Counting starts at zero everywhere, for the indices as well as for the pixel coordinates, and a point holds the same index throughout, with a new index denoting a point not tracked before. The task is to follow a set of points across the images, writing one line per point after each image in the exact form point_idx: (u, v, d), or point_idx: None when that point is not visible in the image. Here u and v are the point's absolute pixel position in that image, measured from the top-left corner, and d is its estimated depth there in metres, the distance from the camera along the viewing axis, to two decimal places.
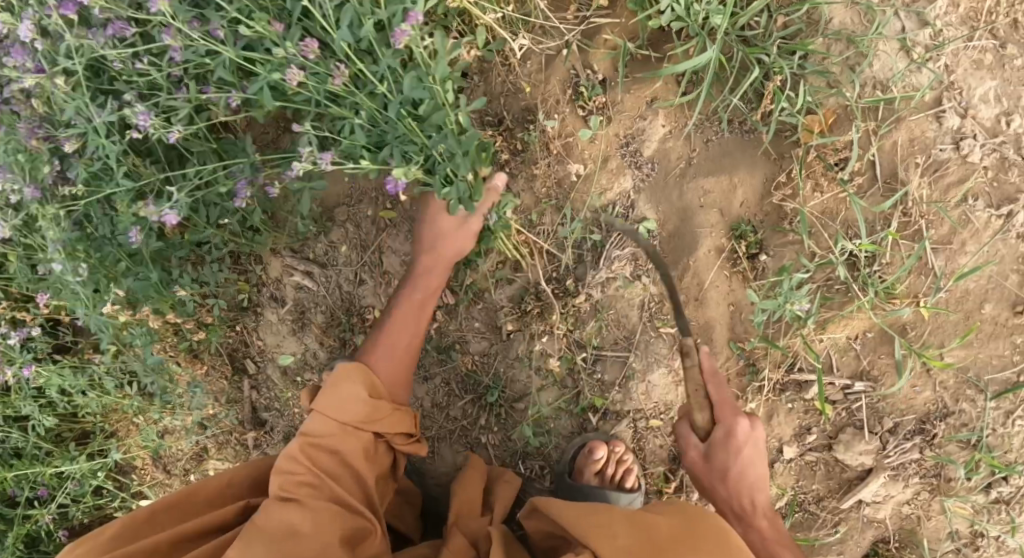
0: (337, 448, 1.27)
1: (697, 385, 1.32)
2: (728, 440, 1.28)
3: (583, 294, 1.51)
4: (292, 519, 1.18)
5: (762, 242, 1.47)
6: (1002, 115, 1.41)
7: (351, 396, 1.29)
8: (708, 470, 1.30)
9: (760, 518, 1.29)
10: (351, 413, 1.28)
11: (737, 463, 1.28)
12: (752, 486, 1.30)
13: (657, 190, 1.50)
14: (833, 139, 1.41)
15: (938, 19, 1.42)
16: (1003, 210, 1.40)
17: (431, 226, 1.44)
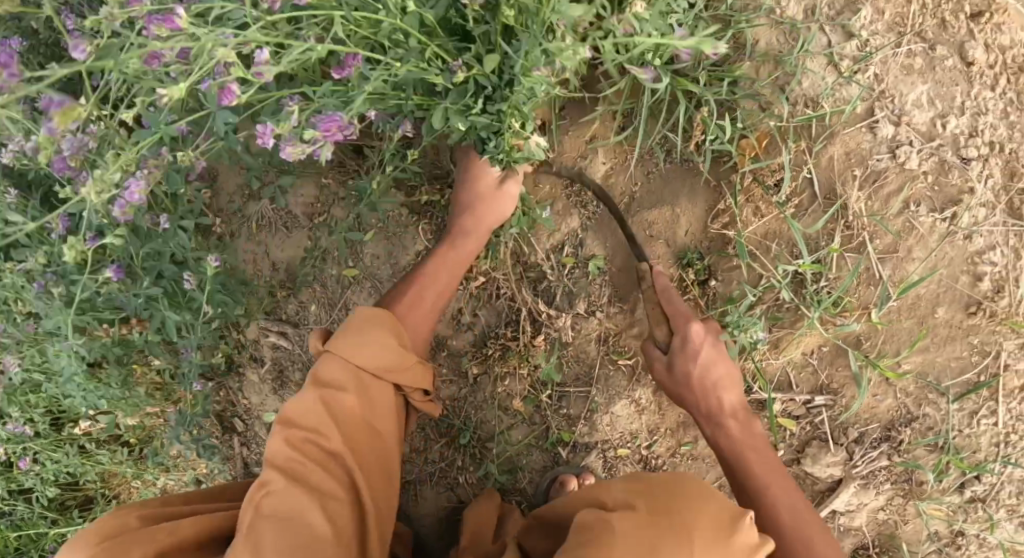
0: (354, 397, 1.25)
1: (654, 303, 1.39)
2: (683, 346, 1.33)
3: (543, 333, 1.54)
4: (298, 504, 1.16)
5: (710, 268, 1.48)
6: (937, 118, 1.41)
7: (375, 343, 1.27)
8: (673, 379, 1.35)
9: (730, 418, 1.33)
10: (374, 359, 1.26)
11: (698, 366, 1.33)
12: (717, 386, 1.34)
13: (604, 227, 1.52)
14: (766, 163, 1.42)
15: (864, 29, 1.42)
16: (947, 213, 1.41)
17: (471, 188, 1.45)
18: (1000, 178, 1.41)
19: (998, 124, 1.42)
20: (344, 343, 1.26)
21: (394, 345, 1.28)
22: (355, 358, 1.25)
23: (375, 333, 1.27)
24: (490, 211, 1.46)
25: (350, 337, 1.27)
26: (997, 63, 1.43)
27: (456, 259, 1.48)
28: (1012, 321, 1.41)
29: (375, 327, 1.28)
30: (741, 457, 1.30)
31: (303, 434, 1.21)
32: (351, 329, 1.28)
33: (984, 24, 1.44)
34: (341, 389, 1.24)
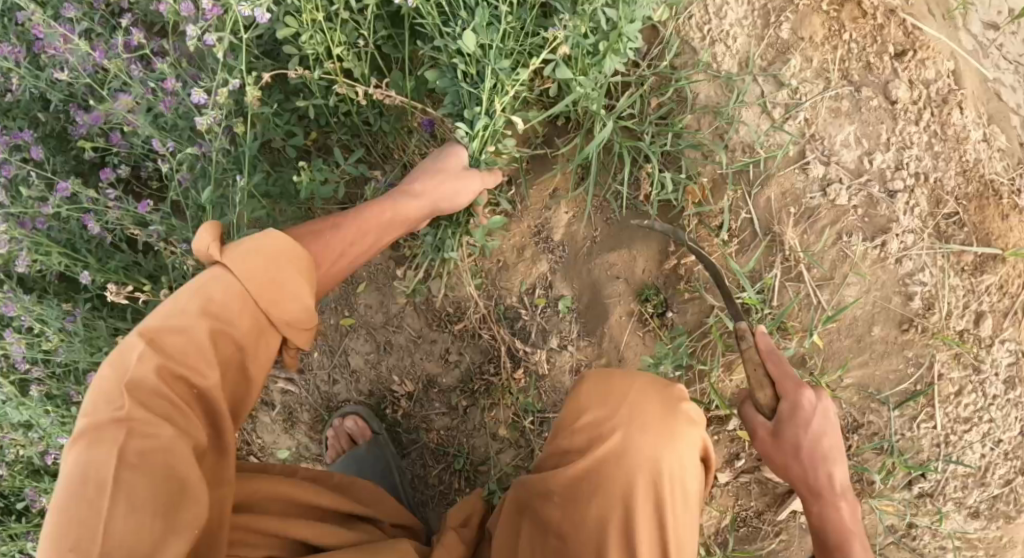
0: (243, 340, 1.03)
1: (758, 360, 1.30)
2: (794, 414, 1.24)
3: (522, 367, 1.72)
4: (170, 448, 0.94)
5: (666, 301, 1.64)
6: (864, 155, 1.53)
7: (287, 286, 1.05)
8: (777, 447, 1.26)
9: (840, 499, 1.24)
10: (280, 306, 1.05)
11: (806, 436, 1.23)
12: (828, 459, 1.25)
13: (570, 269, 1.69)
14: (709, 208, 1.57)
15: (794, 77, 1.55)
16: (877, 241, 1.54)
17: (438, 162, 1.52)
18: (926, 206, 1.54)
19: (922, 155, 1.54)
20: (242, 262, 1.04)
21: (307, 299, 1.07)
22: (262, 293, 1.03)
23: (285, 268, 1.05)
24: (451, 185, 1.50)
25: (253, 260, 1.04)
26: (920, 98, 1.55)
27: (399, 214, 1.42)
28: (944, 335, 1.55)
29: (285, 262, 1.06)
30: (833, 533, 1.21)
31: (175, 368, 0.97)
32: (255, 250, 1.05)
33: (907, 63, 1.55)
34: (230, 324, 1.01)
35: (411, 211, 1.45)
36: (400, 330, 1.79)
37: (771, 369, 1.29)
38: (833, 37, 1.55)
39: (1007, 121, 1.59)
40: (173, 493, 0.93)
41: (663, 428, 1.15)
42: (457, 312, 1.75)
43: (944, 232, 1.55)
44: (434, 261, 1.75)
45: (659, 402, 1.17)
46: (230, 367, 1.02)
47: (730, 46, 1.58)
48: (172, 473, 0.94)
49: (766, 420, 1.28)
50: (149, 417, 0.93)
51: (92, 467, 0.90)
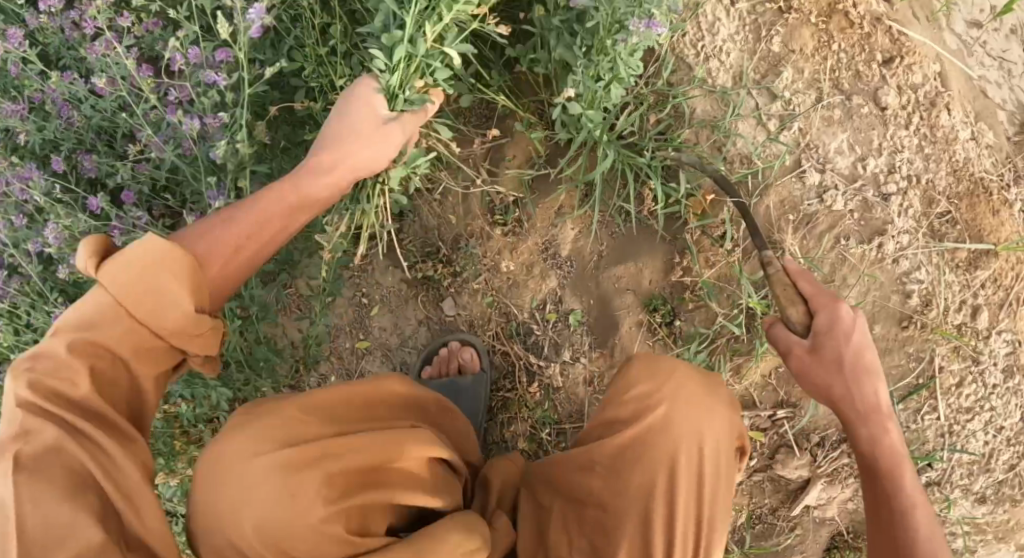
0: (127, 348, 0.94)
1: (788, 282, 1.25)
2: (830, 331, 1.21)
3: (537, 382, 1.78)
4: (74, 455, 0.88)
5: (674, 310, 1.70)
6: (858, 161, 1.59)
7: (161, 293, 0.93)
8: (818, 362, 1.22)
9: (888, 421, 1.21)
10: (155, 312, 0.93)
11: (850, 350, 1.20)
12: (871, 375, 1.21)
13: (578, 284, 1.74)
14: (711, 221, 1.63)
15: (786, 88, 1.60)
16: (875, 243, 1.60)
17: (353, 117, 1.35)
18: (920, 207, 1.60)
19: (913, 158, 1.59)
20: (116, 277, 0.92)
21: (188, 307, 0.94)
22: (135, 303, 0.92)
23: (159, 276, 0.92)
24: (370, 146, 1.34)
25: (128, 267, 0.92)
26: (908, 103, 1.60)
27: (327, 172, 1.28)
28: (943, 330, 1.61)
29: (164, 270, 0.93)
30: (881, 453, 1.20)
31: (74, 386, 0.90)
32: (127, 263, 0.92)
33: (895, 69, 1.61)
34: (111, 336, 0.92)
35: (304, 191, 1.23)
36: (416, 351, 1.84)
37: (804, 288, 1.26)
38: (823, 48, 1.60)
39: (994, 118, 1.67)
40: (82, 491, 0.88)
41: (700, 403, 1.20)
42: (471, 330, 1.80)
43: (938, 230, 1.60)
44: (445, 282, 1.80)
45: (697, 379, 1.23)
46: (124, 372, 0.95)
47: (723, 61, 1.63)
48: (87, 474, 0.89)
49: (801, 340, 1.23)
50: (68, 435, 0.88)
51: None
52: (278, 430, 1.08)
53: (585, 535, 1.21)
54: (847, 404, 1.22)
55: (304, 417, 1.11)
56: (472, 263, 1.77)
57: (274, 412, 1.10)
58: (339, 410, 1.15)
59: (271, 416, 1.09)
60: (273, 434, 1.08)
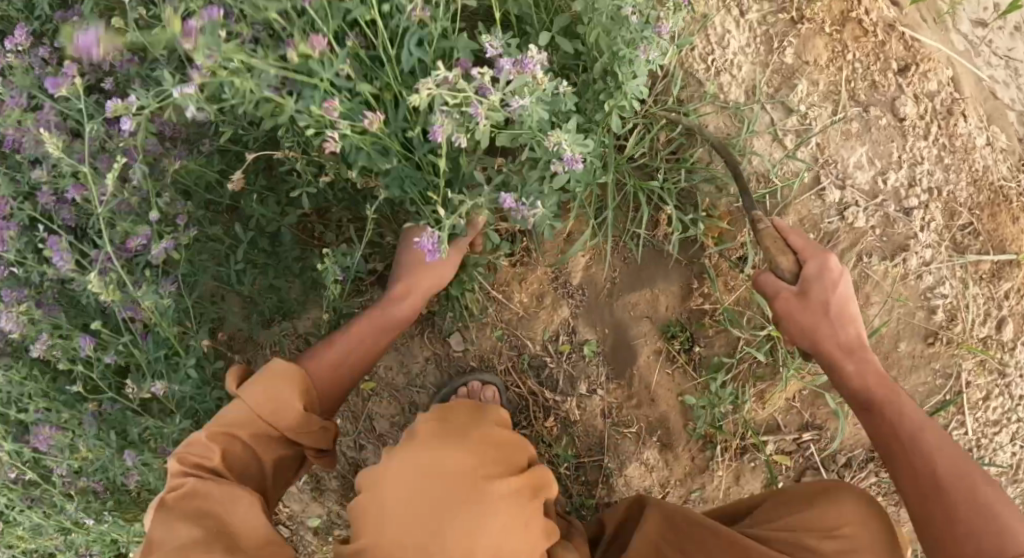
0: (253, 442, 1.14)
1: (777, 235, 1.26)
2: (816, 272, 1.20)
3: (553, 417, 1.70)
4: (216, 510, 1.07)
5: (693, 336, 1.63)
6: (878, 175, 1.53)
7: (285, 402, 1.14)
8: (807, 304, 1.20)
9: (869, 355, 1.19)
10: (277, 415, 1.14)
11: (835, 291, 1.19)
12: (855, 319, 1.20)
13: (592, 313, 1.67)
14: (729, 245, 1.58)
15: (802, 102, 1.54)
16: (897, 259, 1.55)
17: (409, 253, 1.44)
18: (941, 220, 1.55)
19: (933, 169, 1.54)
20: (252, 392, 1.14)
21: (296, 408, 1.14)
22: (266, 414, 1.13)
23: (283, 392, 1.14)
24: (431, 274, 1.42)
25: (263, 379, 1.15)
26: (926, 112, 1.55)
27: (420, 286, 1.42)
28: (969, 344, 1.57)
29: (286, 381, 1.15)
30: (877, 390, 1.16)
31: (209, 453, 1.10)
32: (261, 379, 1.15)
33: (911, 77, 1.55)
34: (243, 430, 1.13)
35: (400, 311, 1.39)
36: (425, 389, 1.75)
37: (795, 242, 1.27)
38: (837, 58, 1.54)
39: (1003, 119, 1.66)
40: (215, 535, 1.05)
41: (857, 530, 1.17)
42: (480, 365, 1.72)
43: (960, 243, 1.56)
44: (451, 316, 1.71)
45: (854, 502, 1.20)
46: (245, 464, 1.14)
47: (735, 75, 1.56)
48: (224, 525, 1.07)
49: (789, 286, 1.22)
50: (202, 487, 1.07)
51: (170, 534, 1.05)
52: (439, 475, 1.13)
53: None
54: (832, 347, 1.18)
55: (480, 452, 1.18)
56: (480, 296, 1.68)
57: (459, 447, 1.17)
58: (517, 458, 1.23)
59: (448, 454, 1.15)
60: (446, 472, 1.14)
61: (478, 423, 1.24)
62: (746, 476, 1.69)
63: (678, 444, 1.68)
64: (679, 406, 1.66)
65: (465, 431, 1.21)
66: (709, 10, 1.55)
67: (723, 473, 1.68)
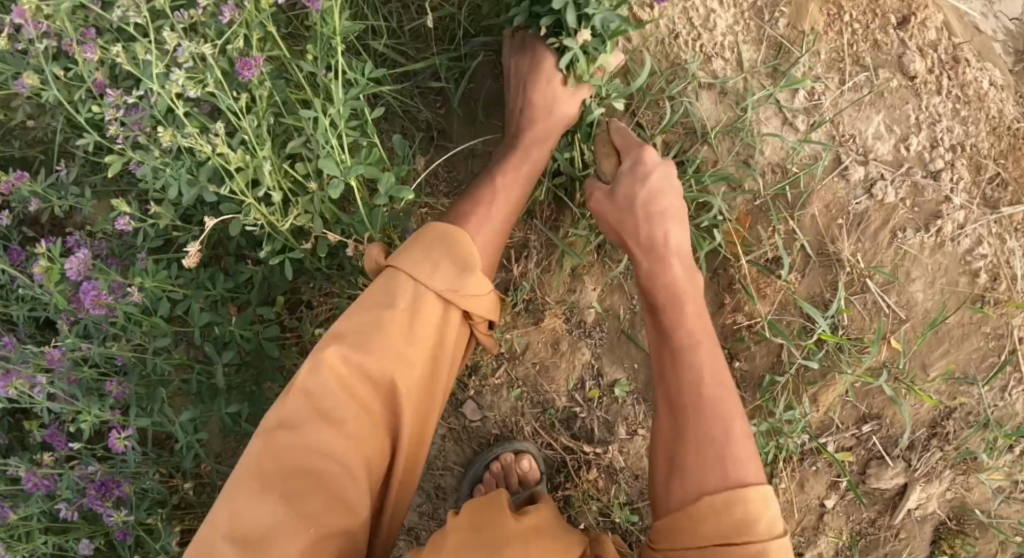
0: (414, 325, 1.10)
1: (607, 137, 1.33)
2: (636, 165, 1.25)
3: (594, 468, 1.53)
4: (318, 449, 1.04)
5: (731, 351, 1.50)
6: (899, 143, 1.42)
7: (437, 261, 1.12)
8: (613, 201, 1.25)
9: (684, 299, 1.17)
10: (435, 283, 1.11)
11: (645, 189, 1.23)
12: (664, 217, 1.22)
13: (616, 349, 1.51)
14: (759, 249, 1.44)
15: (807, 76, 1.43)
16: (933, 228, 1.43)
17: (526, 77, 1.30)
18: (969, 176, 1.43)
19: (952, 125, 1.43)
20: (416, 266, 1.11)
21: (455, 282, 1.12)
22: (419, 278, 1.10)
23: (431, 256, 1.12)
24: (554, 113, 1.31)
25: (416, 257, 1.12)
26: (934, 65, 1.44)
27: (547, 133, 1.32)
28: (1015, 301, 1.44)
29: (442, 247, 1.13)
30: (675, 339, 1.14)
31: (351, 357, 1.07)
32: (416, 246, 1.13)
33: (912, 29, 1.44)
34: (402, 311, 1.10)
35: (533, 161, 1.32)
36: (449, 470, 1.58)
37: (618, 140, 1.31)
38: (835, 22, 1.43)
39: (992, 53, 1.48)
40: (318, 477, 1.04)
41: (694, 465, 1.03)
42: (504, 428, 1.55)
43: (990, 198, 1.44)
44: (463, 382, 1.55)
45: (662, 462, 1.07)
46: (393, 364, 1.08)
47: (728, 57, 1.44)
48: (330, 473, 1.04)
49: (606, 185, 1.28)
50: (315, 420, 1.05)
51: (235, 506, 1.01)
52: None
53: (687, 459, 1.04)
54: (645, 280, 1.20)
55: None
56: (486, 354, 1.53)
57: None
58: None
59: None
60: None
61: (535, 539, 1.04)
62: (810, 481, 1.56)
63: None
64: None
65: (498, 547, 1.01)
66: None
67: (785, 481, 1.56)
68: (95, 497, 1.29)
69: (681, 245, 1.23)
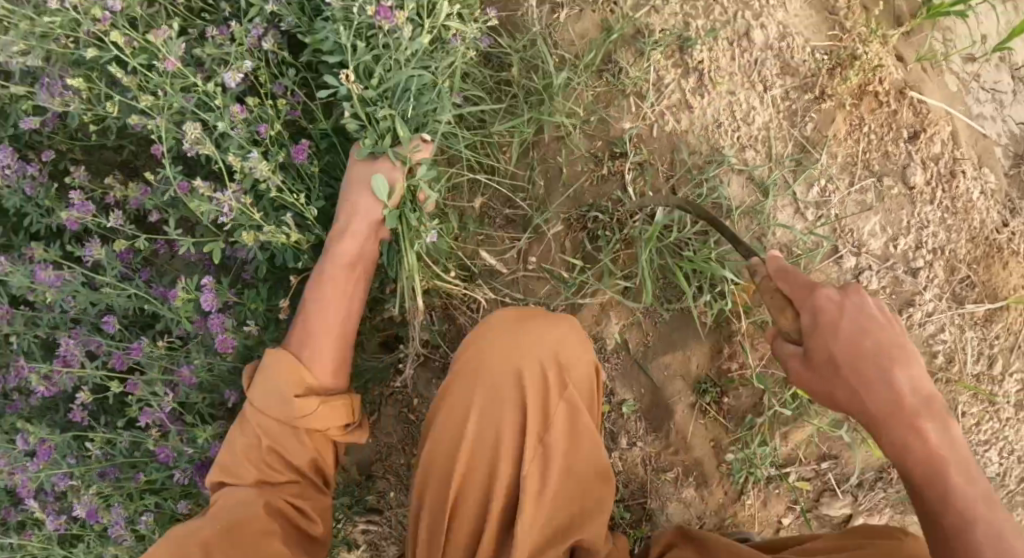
0: (272, 436, 1.25)
1: (774, 290, 1.25)
2: (821, 319, 1.17)
3: None
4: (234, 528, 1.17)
5: (722, 390, 1.81)
6: (889, 241, 1.71)
7: (272, 385, 1.25)
8: (814, 369, 1.18)
9: (919, 419, 1.13)
10: (274, 404, 1.25)
11: (838, 324, 1.16)
12: (879, 363, 1.15)
13: (627, 375, 1.84)
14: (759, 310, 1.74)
15: (823, 175, 1.70)
16: (904, 314, 1.72)
17: (348, 183, 1.36)
18: (943, 275, 1.71)
19: (937, 231, 1.70)
20: (256, 393, 1.25)
21: (286, 396, 1.24)
22: (260, 401, 1.25)
23: (270, 375, 1.25)
24: (365, 199, 1.35)
25: (260, 387, 1.25)
26: (932, 177, 1.70)
27: (365, 221, 1.36)
28: (964, 382, 1.73)
29: (272, 375, 1.25)
30: (913, 470, 1.12)
31: (234, 473, 1.25)
32: (257, 381, 1.26)
33: (920, 143, 1.70)
34: (263, 426, 1.25)
35: (369, 248, 1.38)
36: None
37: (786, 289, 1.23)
38: (854, 131, 1.70)
39: (993, 155, 1.75)
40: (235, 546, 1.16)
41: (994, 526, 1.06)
42: None
43: (959, 294, 1.72)
44: None
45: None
46: (268, 456, 1.25)
47: (759, 149, 1.71)
48: (245, 543, 1.17)
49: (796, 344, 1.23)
50: (217, 517, 1.19)
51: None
52: (495, 389, 1.29)
53: None
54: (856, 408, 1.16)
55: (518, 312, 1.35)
56: None
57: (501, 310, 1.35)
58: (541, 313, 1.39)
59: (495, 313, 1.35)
60: (509, 318, 1.32)
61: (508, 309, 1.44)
62: (772, 501, 1.85)
63: (712, 484, 1.85)
64: (712, 450, 1.84)
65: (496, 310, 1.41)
66: (734, 89, 1.71)
67: (754, 497, 1.84)
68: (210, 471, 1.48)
69: (913, 372, 1.16)
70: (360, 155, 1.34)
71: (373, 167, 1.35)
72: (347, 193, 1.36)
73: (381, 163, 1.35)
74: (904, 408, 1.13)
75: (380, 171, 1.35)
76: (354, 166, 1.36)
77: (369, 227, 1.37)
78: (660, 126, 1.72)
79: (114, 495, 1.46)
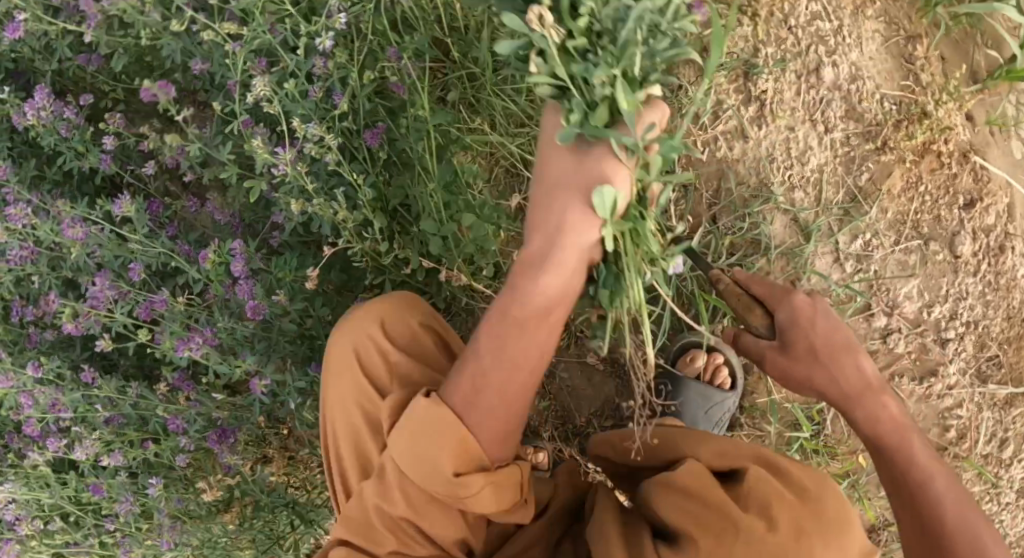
0: (422, 494, 1.12)
1: (739, 293, 1.23)
2: (800, 319, 1.20)
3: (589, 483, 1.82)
4: None
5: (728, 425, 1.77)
6: (924, 307, 1.66)
7: (427, 451, 1.08)
8: (795, 359, 1.22)
9: (882, 395, 1.22)
10: (421, 468, 1.09)
11: (818, 319, 1.21)
12: (851, 350, 1.23)
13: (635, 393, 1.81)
14: None
15: (869, 228, 1.65)
16: (925, 381, 1.68)
17: (543, 182, 1.00)
18: (971, 350, 1.67)
19: (974, 304, 1.66)
20: (403, 449, 1.10)
21: (446, 472, 1.07)
22: (417, 460, 1.09)
23: (427, 439, 1.08)
24: (574, 226, 0.97)
25: (403, 440, 1.10)
26: (980, 250, 1.65)
27: (563, 248, 0.98)
28: (971, 460, 1.70)
29: (428, 435, 1.08)
30: (880, 438, 1.20)
31: (363, 536, 1.15)
32: (408, 436, 1.09)
33: (974, 212, 1.65)
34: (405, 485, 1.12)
35: (554, 299, 1.01)
36: None
37: (756, 290, 1.24)
38: (910, 189, 1.64)
39: None
40: None
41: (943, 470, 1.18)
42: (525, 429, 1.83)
43: (983, 372, 1.68)
44: None
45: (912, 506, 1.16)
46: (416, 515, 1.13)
47: (809, 191, 1.66)
48: None
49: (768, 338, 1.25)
50: None
51: None
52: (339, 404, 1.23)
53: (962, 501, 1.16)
54: (834, 391, 1.22)
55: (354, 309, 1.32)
56: None
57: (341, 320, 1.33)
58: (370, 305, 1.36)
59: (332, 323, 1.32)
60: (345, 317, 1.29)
61: None
62: None
63: None
64: None
65: None
66: (795, 125, 1.65)
67: None
68: (214, 440, 1.45)
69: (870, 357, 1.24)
70: (578, 149, 0.97)
71: (580, 164, 0.97)
72: (543, 208, 0.99)
73: (595, 152, 0.96)
74: (870, 387, 1.22)
75: (588, 171, 0.96)
76: (551, 152, 1.00)
77: (580, 257, 0.99)
78: (713, 151, 1.67)
79: (116, 442, 1.42)
